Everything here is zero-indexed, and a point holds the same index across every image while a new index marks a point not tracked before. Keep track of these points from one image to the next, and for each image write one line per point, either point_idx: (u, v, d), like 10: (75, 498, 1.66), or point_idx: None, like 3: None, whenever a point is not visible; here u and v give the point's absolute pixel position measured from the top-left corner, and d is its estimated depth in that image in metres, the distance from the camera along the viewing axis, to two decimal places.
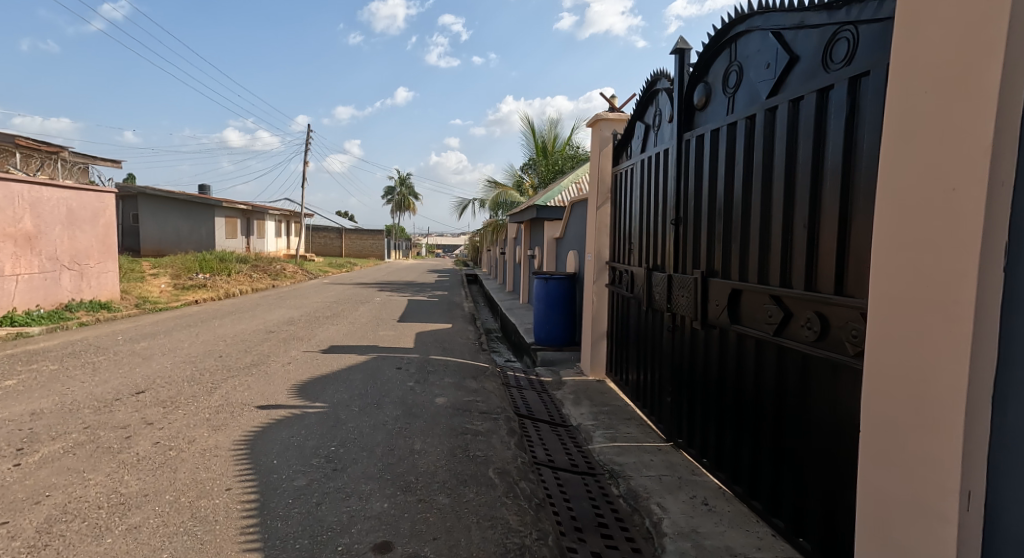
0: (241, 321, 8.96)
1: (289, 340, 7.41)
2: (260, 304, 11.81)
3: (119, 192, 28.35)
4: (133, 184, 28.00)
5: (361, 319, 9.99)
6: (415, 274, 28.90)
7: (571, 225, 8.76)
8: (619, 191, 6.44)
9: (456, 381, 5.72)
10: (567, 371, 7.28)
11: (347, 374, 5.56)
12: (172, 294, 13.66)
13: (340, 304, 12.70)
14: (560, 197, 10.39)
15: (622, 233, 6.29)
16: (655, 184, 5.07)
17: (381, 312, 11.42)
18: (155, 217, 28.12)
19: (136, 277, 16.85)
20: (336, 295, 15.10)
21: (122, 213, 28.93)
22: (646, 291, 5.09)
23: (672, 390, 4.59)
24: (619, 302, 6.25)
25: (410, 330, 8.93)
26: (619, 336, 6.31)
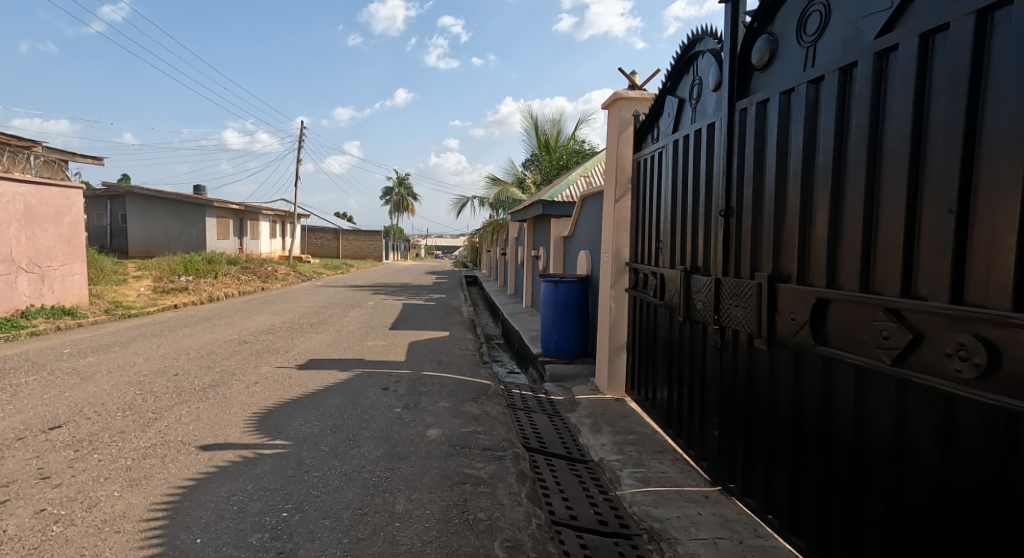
0: (214, 329, 8.08)
1: (262, 352, 6.51)
2: (242, 310, 10.92)
3: (107, 192, 27.50)
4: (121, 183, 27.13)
5: (350, 326, 9.09)
6: (413, 276, 28.01)
7: (583, 223, 7.88)
8: (643, 181, 5.56)
9: (453, 405, 4.83)
10: (579, 388, 6.39)
11: (322, 397, 4.67)
12: (150, 298, 12.78)
13: (330, 309, 11.81)
14: (568, 191, 9.46)
15: (648, 230, 5.41)
16: (694, 169, 4.18)
17: (372, 317, 10.52)
18: (144, 217, 27.27)
19: (116, 280, 15.99)
20: (327, 299, 14.23)
21: (110, 214, 28.08)
22: (683, 299, 4.22)
23: (721, 421, 3.70)
24: (645, 310, 5.37)
25: (402, 339, 8.03)
26: (645, 350, 5.43)
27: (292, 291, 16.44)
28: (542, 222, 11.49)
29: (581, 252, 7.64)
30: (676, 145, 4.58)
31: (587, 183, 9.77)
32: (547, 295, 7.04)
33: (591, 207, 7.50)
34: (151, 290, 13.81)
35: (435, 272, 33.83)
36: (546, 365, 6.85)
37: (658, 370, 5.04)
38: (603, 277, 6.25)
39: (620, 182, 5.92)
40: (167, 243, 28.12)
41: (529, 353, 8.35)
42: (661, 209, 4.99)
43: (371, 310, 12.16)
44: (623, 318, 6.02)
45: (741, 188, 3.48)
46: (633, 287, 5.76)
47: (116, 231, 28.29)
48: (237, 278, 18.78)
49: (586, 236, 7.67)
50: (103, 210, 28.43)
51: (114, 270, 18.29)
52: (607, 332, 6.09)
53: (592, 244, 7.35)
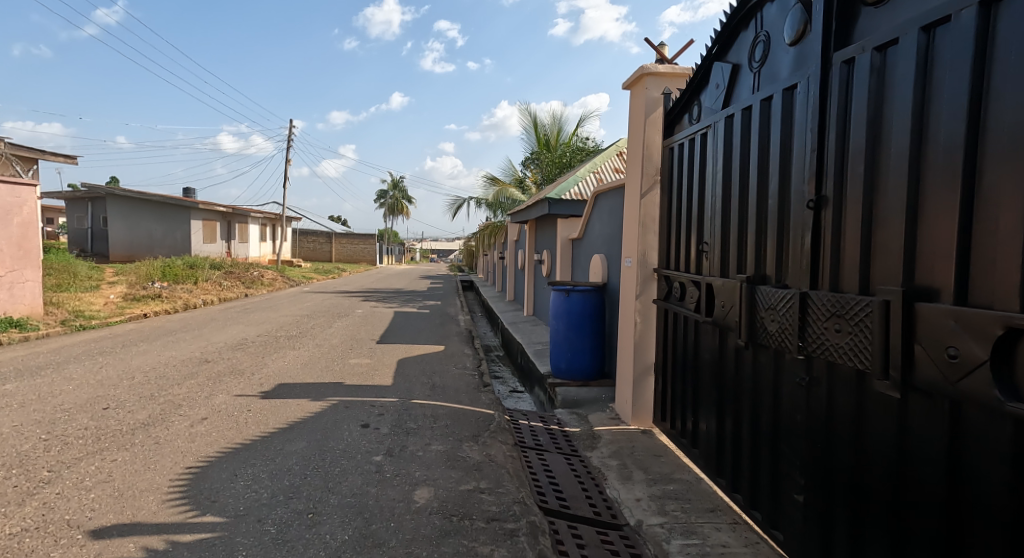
0: (175, 345, 7.09)
1: (223, 374, 5.54)
2: (215, 320, 9.93)
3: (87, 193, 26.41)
4: (102, 185, 26.06)
5: (332, 339, 8.12)
6: (406, 281, 27.03)
7: (596, 224, 6.96)
8: (678, 172, 4.64)
9: (449, 448, 3.88)
10: (597, 416, 5.46)
11: (284, 440, 3.70)
12: (117, 307, 11.75)
13: (314, 318, 10.84)
14: (577, 188, 8.48)
15: (684, 229, 4.50)
16: (760, 151, 3.24)
17: (359, 328, 9.55)
18: (126, 220, 26.20)
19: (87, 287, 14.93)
20: (312, 307, 13.24)
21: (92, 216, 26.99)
22: (744, 317, 3.28)
23: (807, 483, 2.79)
24: (684, 327, 4.45)
25: (390, 355, 7.06)
26: (682, 375, 4.51)
27: (276, 298, 15.44)
28: (545, 224, 10.54)
29: (595, 257, 6.72)
30: (729, 123, 3.64)
31: (597, 180, 8.80)
32: (557, 306, 6.12)
33: (607, 204, 6.58)
34: (121, 299, 12.79)
35: (431, 276, 32.86)
36: (557, 388, 5.92)
37: (702, 403, 4.11)
38: (626, 285, 5.33)
39: (648, 173, 5.01)
40: (150, 247, 27.08)
41: (535, 371, 7.40)
42: (705, 204, 4.07)
43: (359, 319, 11.18)
44: (650, 335, 5.11)
45: (842, 170, 2.54)
46: (665, 299, 4.84)
47: (98, 234, 27.24)
48: (219, 285, 17.75)
49: (601, 239, 6.75)
50: (84, 212, 27.36)
51: (87, 275, 17.25)
52: (631, 352, 5.17)
53: (608, 248, 6.43)
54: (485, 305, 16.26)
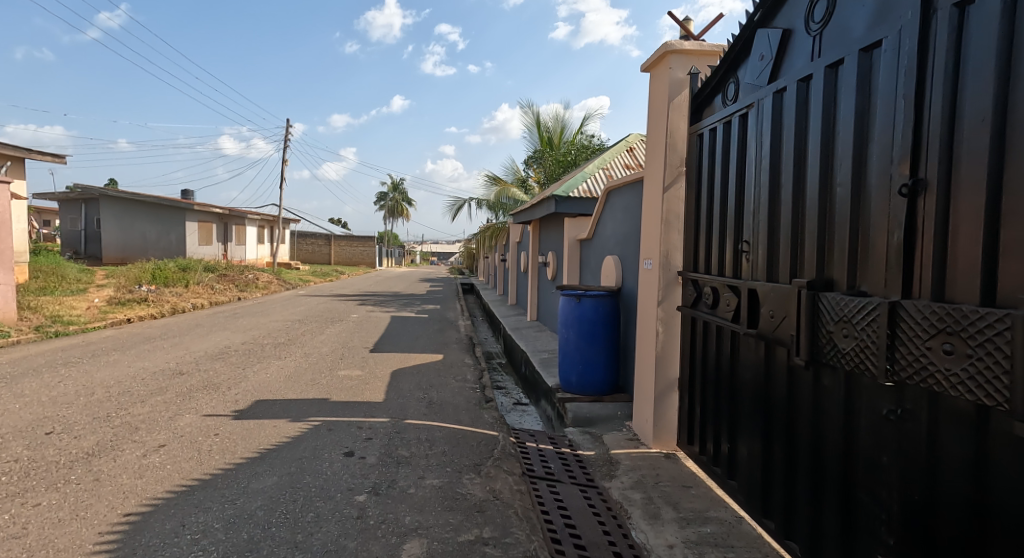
0: (149, 355, 6.52)
1: (195, 389, 4.97)
2: (200, 326, 9.37)
3: (81, 194, 25.96)
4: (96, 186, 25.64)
5: (323, 348, 7.55)
6: (405, 284, 26.49)
7: (608, 223, 6.38)
8: (708, 160, 4.06)
9: (446, 482, 3.31)
10: (613, 436, 4.89)
11: (251, 475, 3.14)
12: (100, 312, 11.20)
13: (306, 323, 10.27)
14: (585, 184, 7.90)
15: (716, 227, 3.93)
16: (824, 128, 2.67)
17: (352, 334, 8.98)
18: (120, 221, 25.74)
19: (73, 290, 14.40)
20: (306, 311, 12.69)
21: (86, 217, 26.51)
22: (801, 331, 2.72)
23: (896, 545, 2.23)
24: (716, 338, 3.87)
25: (383, 366, 6.48)
26: (715, 392, 3.92)
27: (269, 302, 14.88)
28: (550, 224, 9.98)
29: (608, 258, 6.14)
30: (779, 99, 3.07)
31: (607, 176, 8.22)
32: (567, 313, 5.55)
33: (621, 201, 6.01)
34: (105, 303, 12.23)
35: (431, 279, 32.31)
36: (567, 403, 5.35)
37: (741, 426, 3.54)
38: (646, 290, 4.76)
39: (672, 164, 4.45)
40: (144, 249, 26.56)
41: (541, 383, 6.83)
42: (744, 196, 3.49)
43: (354, 324, 10.61)
44: (674, 346, 4.54)
45: (952, 145, 1.97)
46: (692, 305, 4.26)
47: (91, 235, 26.57)
48: (211, 288, 17.19)
49: (614, 239, 6.19)
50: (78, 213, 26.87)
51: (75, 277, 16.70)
52: (653, 365, 4.59)
53: (622, 249, 5.86)
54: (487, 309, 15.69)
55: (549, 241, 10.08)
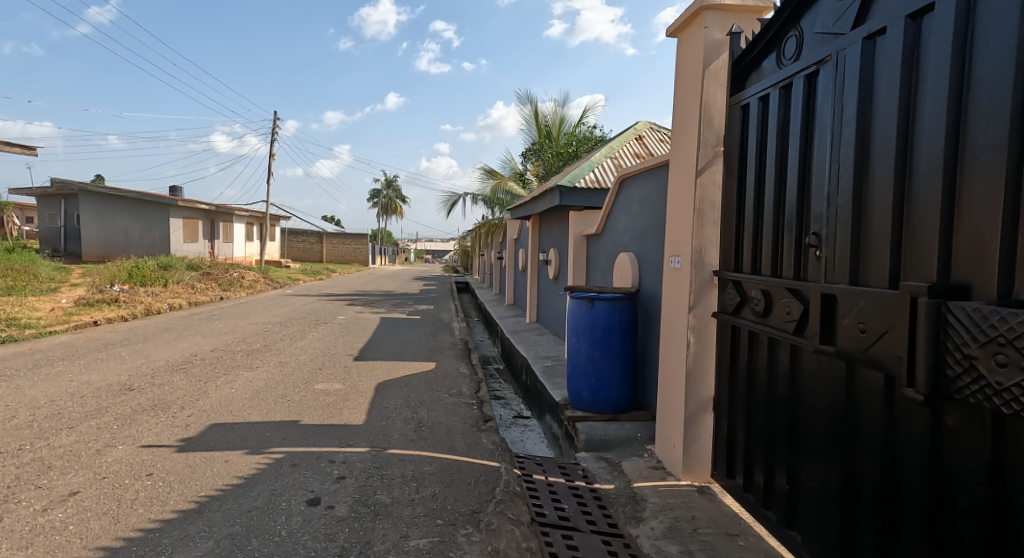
0: (101, 365, 5.77)
1: (141, 409, 4.22)
2: (170, 330, 8.61)
3: (60, 189, 25.78)
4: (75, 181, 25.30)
5: (301, 355, 6.81)
6: (398, 283, 25.76)
7: (622, 216, 5.66)
8: (756, 137, 3.33)
9: (436, 543, 2.58)
10: (633, 464, 4.17)
11: (179, 538, 2.40)
12: (65, 314, 10.41)
13: (288, 327, 9.52)
14: (592, 174, 7.17)
15: (767, 216, 3.21)
16: (951, 78, 1.94)
17: (336, 339, 8.22)
18: (101, 217, 25.54)
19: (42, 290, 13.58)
20: (289, 313, 11.92)
21: (67, 214, 26.53)
22: (915, 352, 2.00)
23: None
24: (768, 351, 3.14)
25: (367, 377, 5.74)
26: (764, 416, 3.20)
27: (251, 303, 14.10)
28: (552, 220, 9.24)
29: (622, 256, 5.41)
30: (871, 48, 2.34)
31: (616, 165, 7.48)
32: (577, 320, 4.83)
33: (636, 191, 5.28)
34: (74, 304, 11.47)
35: (425, 277, 31.53)
36: (578, 423, 4.63)
37: (805, 462, 2.82)
38: (673, 294, 4.04)
39: (707, 144, 3.72)
40: (126, 246, 26.13)
41: (545, 395, 6.11)
42: (811, 177, 2.76)
43: (339, 327, 9.85)
44: (708, 360, 3.82)
45: None
46: (734, 311, 3.52)
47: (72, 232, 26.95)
48: (192, 288, 16.40)
49: (628, 235, 5.46)
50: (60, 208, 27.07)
51: (48, 275, 15.93)
52: (683, 382, 3.86)
53: (640, 245, 5.14)
54: (483, 309, 14.94)
55: (550, 238, 9.34)
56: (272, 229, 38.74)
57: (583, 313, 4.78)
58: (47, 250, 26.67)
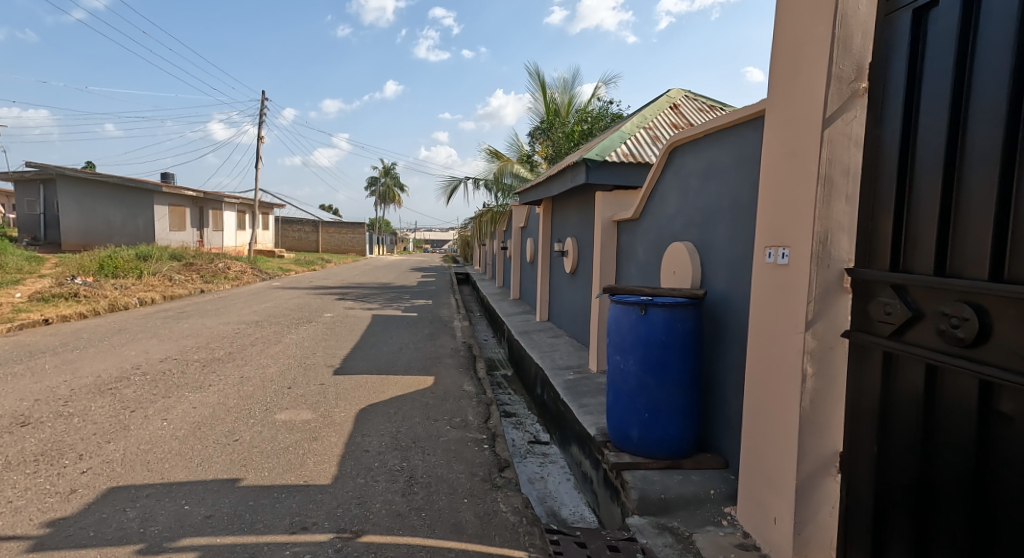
0: (8, 384, 4.55)
1: (13, 463, 2.99)
2: (123, 333, 7.38)
3: (40, 174, 25.00)
4: (54, 164, 24.38)
5: (269, 368, 5.59)
6: (396, 274, 24.53)
7: (673, 195, 4.40)
8: (946, 56, 2.06)
9: None
10: (710, 538, 2.95)
11: None
12: (14, 310, 9.22)
13: (264, 328, 8.29)
14: (624, 147, 5.88)
15: (971, 185, 1.96)
16: None
17: (317, 344, 7.00)
18: (83, 204, 24.83)
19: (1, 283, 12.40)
20: (270, 309, 10.71)
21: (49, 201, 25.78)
22: None
23: None
24: (982, 408, 1.91)
25: (345, 402, 4.51)
26: (964, 511, 1.99)
27: (232, 298, 12.90)
28: (570, 205, 7.99)
29: (677, 246, 4.16)
30: None
31: (651, 137, 6.20)
32: (624, 332, 3.59)
33: (696, 162, 4.01)
34: (27, 298, 10.25)
35: (424, 268, 30.35)
36: (626, 474, 3.41)
37: None
38: (777, 302, 2.79)
39: (842, 78, 2.45)
40: (108, 233, 25.42)
41: (570, 421, 4.89)
42: None
43: (322, 327, 8.61)
44: (835, 402, 2.59)
45: None
46: (896, 335, 2.23)
47: (51, 220, 25.98)
48: (168, 282, 15.19)
49: (684, 218, 4.21)
50: (40, 196, 26.15)
51: (14, 264, 14.72)
52: (795, 432, 2.63)
53: (703, 231, 3.90)
54: (485, 305, 13.72)
55: (568, 226, 8.09)
56: (265, 217, 37.52)
57: (632, 324, 3.54)
58: (27, 238, 25.60)
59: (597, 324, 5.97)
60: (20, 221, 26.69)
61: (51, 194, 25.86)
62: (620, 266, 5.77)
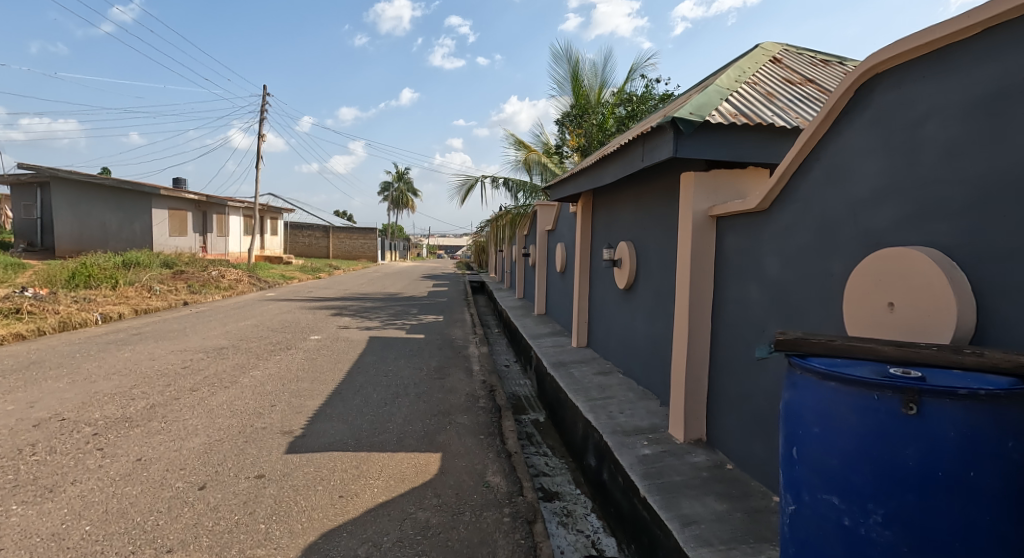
0: None
1: None
2: (31, 368, 5.59)
3: (33, 176, 23.67)
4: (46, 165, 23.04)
5: (194, 438, 3.72)
6: (405, 283, 22.77)
7: (862, 164, 2.48)
8: None
9: None
10: None
11: None
12: None
13: (224, 360, 6.41)
14: (728, 105, 3.92)
15: None
16: None
17: (283, 389, 5.13)
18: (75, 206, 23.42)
19: None
20: (247, 331, 8.88)
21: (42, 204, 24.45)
22: None
23: None
24: None
25: (283, 528, 2.60)
26: None
27: (213, 315, 11.14)
28: (623, 200, 6.04)
29: (895, 252, 2.20)
30: None
31: (762, 94, 4.26)
32: (851, 446, 1.62)
33: (939, 97, 2.10)
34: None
35: (436, 276, 28.56)
36: None
37: None
38: None
39: None
40: (102, 238, 24.01)
41: (665, 548, 2.93)
42: None
43: (301, 359, 6.74)
44: None
45: None
46: None
47: (46, 224, 24.76)
48: (147, 296, 13.95)
49: (896, 204, 2.29)
50: (35, 199, 24.94)
51: None
52: None
53: (966, 224, 1.99)
54: (505, 322, 11.78)
55: (620, 228, 6.14)
56: (272, 222, 36.09)
57: (878, 432, 1.56)
58: (22, 245, 24.46)
59: (687, 370, 4.00)
60: (14, 225, 25.41)
61: (47, 197, 24.65)
62: (724, 285, 3.83)
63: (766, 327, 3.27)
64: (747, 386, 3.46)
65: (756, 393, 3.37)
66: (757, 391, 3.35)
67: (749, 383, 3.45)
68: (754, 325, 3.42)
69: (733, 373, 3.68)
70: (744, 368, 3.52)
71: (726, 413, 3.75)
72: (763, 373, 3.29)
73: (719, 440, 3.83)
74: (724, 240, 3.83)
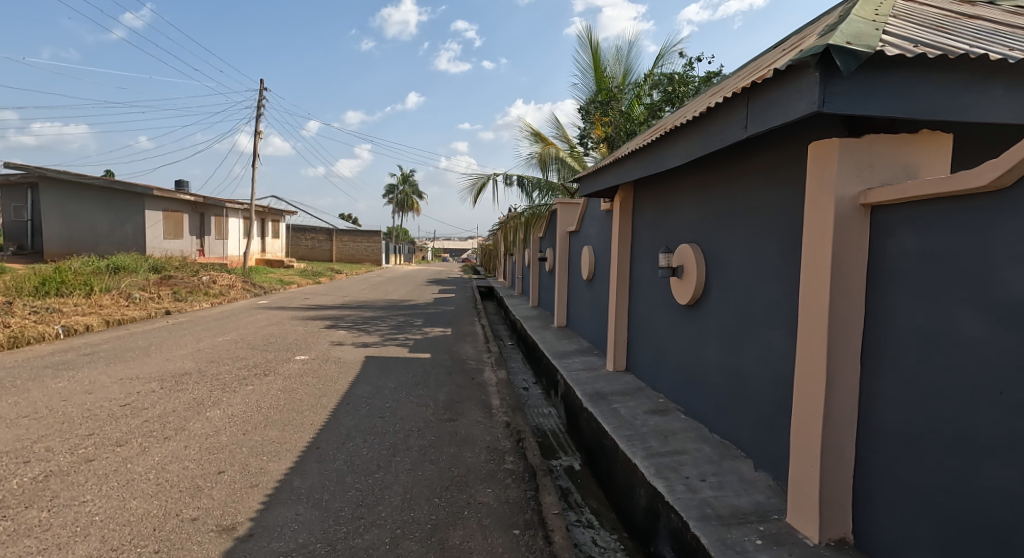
0: None
1: None
2: None
3: (26, 178, 22.81)
4: (39, 167, 22.17)
5: (79, 546, 2.48)
6: (410, 290, 21.52)
7: None
8: None
9: None
10: None
11: None
12: None
13: (169, 402, 5.23)
14: (893, 35, 2.46)
15: None
16: None
17: (240, 448, 3.85)
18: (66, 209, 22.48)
19: None
20: (226, 357, 7.67)
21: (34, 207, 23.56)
22: None
23: None
24: None
25: None
26: None
27: (195, 335, 9.98)
28: (682, 190, 4.59)
29: None
30: None
31: (934, 25, 2.75)
32: None
33: None
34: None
35: (442, 281, 27.27)
36: None
37: None
38: None
39: None
40: (94, 241, 22.96)
41: None
42: None
43: (275, 394, 5.47)
44: None
45: None
46: None
47: (38, 228, 23.81)
48: (125, 315, 12.85)
49: None
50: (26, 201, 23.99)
51: None
52: None
53: None
54: (520, 334, 10.41)
55: (677, 224, 4.68)
56: (274, 226, 35.02)
57: None
58: (13, 247, 23.46)
59: (819, 438, 2.53)
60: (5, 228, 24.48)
61: (37, 199, 23.67)
62: (886, 308, 2.37)
63: (1006, 388, 1.87)
64: (957, 481, 2.04)
65: (981, 495, 1.96)
66: (986, 494, 1.94)
67: (964, 477, 2.02)
68: (970, 381, 2.00)
69: (912, 452, 2.22)
70: (946, 449, 2.08)
71: (899, 514, 2.30)
72: (1002, 465, 1.88)
73: (885, 554, 2.37)
74: (888, 241, 2.37)
